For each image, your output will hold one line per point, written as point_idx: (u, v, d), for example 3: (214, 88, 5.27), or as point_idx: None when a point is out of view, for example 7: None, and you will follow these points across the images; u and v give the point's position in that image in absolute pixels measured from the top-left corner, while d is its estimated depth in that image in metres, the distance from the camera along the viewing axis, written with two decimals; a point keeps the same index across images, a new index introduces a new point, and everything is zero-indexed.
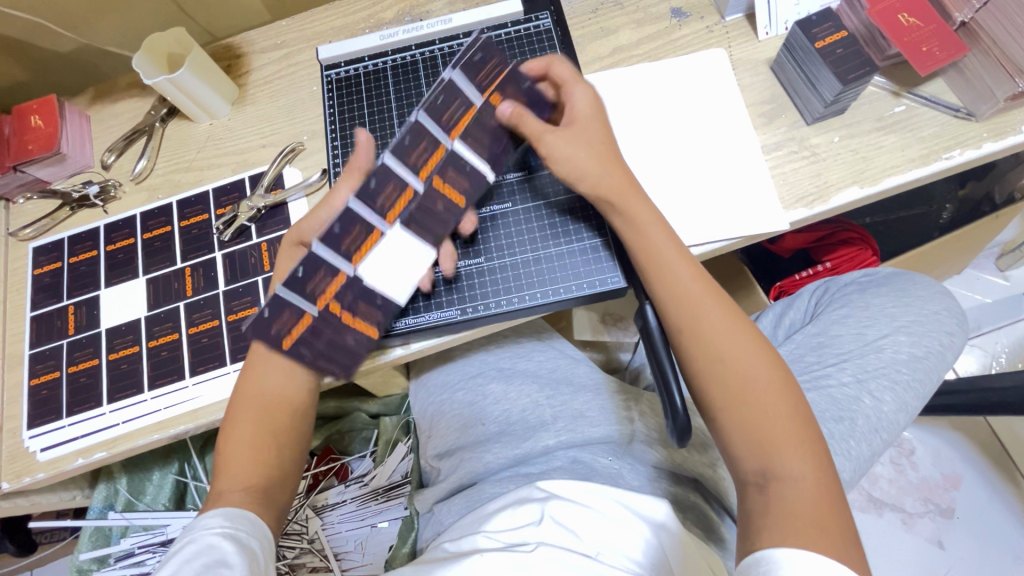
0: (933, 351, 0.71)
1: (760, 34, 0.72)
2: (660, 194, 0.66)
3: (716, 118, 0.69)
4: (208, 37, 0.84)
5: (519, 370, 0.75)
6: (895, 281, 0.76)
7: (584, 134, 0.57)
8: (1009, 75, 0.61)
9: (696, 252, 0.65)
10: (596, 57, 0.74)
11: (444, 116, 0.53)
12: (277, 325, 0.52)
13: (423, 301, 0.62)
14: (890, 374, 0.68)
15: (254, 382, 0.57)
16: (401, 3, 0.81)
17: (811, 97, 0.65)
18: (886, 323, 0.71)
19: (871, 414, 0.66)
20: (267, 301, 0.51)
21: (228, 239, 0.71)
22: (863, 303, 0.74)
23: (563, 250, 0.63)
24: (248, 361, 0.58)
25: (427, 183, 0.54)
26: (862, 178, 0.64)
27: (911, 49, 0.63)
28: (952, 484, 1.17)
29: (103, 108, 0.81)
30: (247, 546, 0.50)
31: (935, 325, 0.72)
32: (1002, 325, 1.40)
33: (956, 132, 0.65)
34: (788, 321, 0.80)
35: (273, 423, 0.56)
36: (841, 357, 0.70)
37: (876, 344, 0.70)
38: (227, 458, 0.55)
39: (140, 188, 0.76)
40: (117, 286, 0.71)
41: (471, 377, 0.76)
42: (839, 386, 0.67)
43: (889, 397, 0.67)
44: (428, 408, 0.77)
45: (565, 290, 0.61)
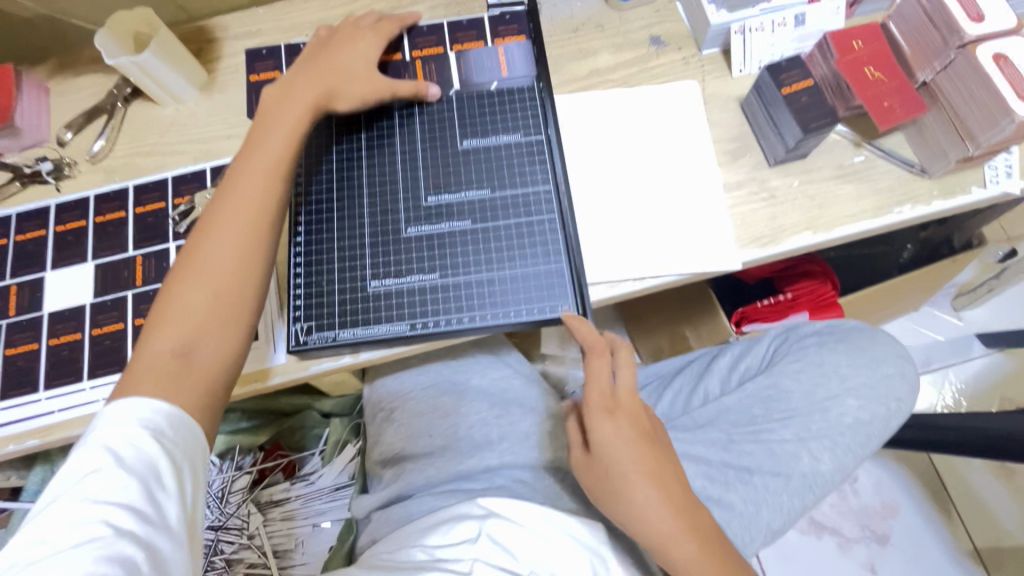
0: (879, 416, 0.74)
1: (734, 71, 0.73)
2: (608, 222, 0.67)
3: (682, 149, 0.70)
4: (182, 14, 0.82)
5: (472, 387, 0.73)
6: (856, 335, 0.78)
7: (614, 478, 0.57)
8: (960, 139, 0.62)
9: (650, 282, 0.65)
10: (571, 78, 0.75)
11: (418, 40, 0.72)
12: (258, 64, 0.77)
13: (375, 315, 0.62)
14: (832, 437, 0.72)
15: (181, 293, 0.53)
16: (382, 3, 0.81)
17: (775, 141, 0.67)
18: (837, 384, 0.74)
19: (807, 472, 0.70)
20: (270, 48, 0.78)
21: (184, 230, 0.70)
22: (818, 359, 0.75)
23: (517, 271, 0.64)
24: (171, 279, 0.54)
25: (414, 58, 0.71)
26: (816, 224, 0.66)
27: (873, 104, 0.64)
28: (890, 512, 1.22)
29: (67, 80, 0.79)
30: (139, 449, 0.47)
31: (872, 371, 0.75)
32: (954, 364, 1.46)
33: (909, 187, 0.67)
34: (743, 366, 0.77)
35: (214, 338, 0.53)
36: (789, 413, 0.73)
37: (824, 404, 0.73)
38: (143, 354, 0.51)
39: (97, 168, 0.75)
40: (63, 270, 0.70)
41: (425, 388, 0.74)
42: (781, 441, 0.71)
43: (827, 457, 0.71)
44: (377, 413, 0.75)
45: (522, 314, 0.62)
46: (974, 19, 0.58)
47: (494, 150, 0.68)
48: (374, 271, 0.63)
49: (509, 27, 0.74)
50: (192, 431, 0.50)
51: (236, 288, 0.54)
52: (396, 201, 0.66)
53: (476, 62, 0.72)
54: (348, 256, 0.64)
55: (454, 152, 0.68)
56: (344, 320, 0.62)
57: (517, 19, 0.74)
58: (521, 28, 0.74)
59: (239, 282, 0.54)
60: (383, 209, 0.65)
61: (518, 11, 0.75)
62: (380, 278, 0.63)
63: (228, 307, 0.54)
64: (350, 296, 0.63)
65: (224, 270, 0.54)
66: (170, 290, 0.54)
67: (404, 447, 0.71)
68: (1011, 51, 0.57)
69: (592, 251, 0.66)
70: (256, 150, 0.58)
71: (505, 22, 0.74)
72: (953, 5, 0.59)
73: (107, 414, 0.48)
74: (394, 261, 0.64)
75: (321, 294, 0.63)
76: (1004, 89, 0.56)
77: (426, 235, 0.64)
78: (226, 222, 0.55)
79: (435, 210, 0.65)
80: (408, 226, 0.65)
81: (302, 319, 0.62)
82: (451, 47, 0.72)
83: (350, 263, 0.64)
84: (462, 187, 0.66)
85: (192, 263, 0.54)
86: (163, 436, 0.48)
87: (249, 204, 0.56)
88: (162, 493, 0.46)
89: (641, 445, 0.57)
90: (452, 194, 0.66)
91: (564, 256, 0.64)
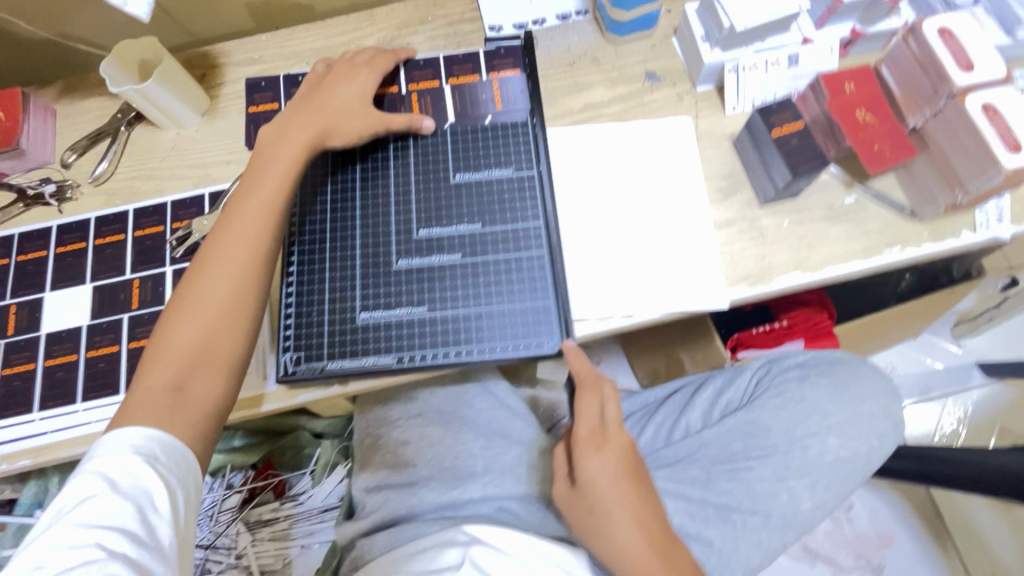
0: (861, 453, 0.74)
1: (727, 109, 0.73)
2: (596, 259, 0.67)
3: (673, 185, 0.70)
4: (186, 34, 0.89)
5: (459, 416, 0.73)
6: (838, 369, 0.78)
7: (595, 511, 0.57)
8: (949, 185, 0.62)
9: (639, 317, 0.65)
10: (566, 111, 0.75)
11: (414, 73, 0.74)
12: (256, 96, 0.79)
13: (362, 347, 0.63)
14: (813, 475, 0.73)
15: (178, 326, 0.54)
16: (383, 32, 0.83)
17: (765, 180, 0.67)
18: (818, 422, 0.74)
19: (786, 511, 0.71)
20: (269, 79, 0.80)
21: (181, 255, 0.71)
22: (800, 394, 0.75)
23: (504, 308, 0.64)
24: (171, 312, 0.55)
25: (410, 91, 0.73)
26: (804, 264, 0.66)
27: (863, 147, 0.64)
28: (885, 542, 1.21)
29: (74, 102, 0.81)
30: (134, 474, 0.48)
31: (858, 411, 0.75)
32: (953, 392, 1.46)
33: (899, 229, 0.67)
34: (725, 399, 0.77)
35: (205, 371, 0.54)
36: (769, 450, 0.73)
37: (803, 442, 0.73)
38: (140, 384, 0.53)
39: (98, 191, 0.76)
40: (62, 291, 0.71)
41: (412, 416, 0.75)
42: (760, 480, 0.71)
43: (807, 496, 0.72)
44: (365, 438, 0.76)
45: (509, 347, 0.63)
46: (963, 68, 0.58)
47: (486, 185, 0.69)
48: (364, 302, 0.64)
49: (504, 61, 0.76)
50: (184, 456, 0.52)
51: (230, 319, 0.55)
52: (389, 233, 0.67)
53: (470, 95, 0.73)
54: (338, 287, 0.65)
55: (447, 185, 0.69)
56: (332, 351, 0.63)
57: (512, 53, 0.77)
58: (515, 62, 0.76)
59: (233, 313, 0.55)
60: (374, 241, 0.66)
61: (513, 48, 0.78)
62: (369, 310, 0.64)
63: (222, 337, 0.55)
64: (338, 327, 0.63)
65: (219, 302, 0.55)
66: (168, 323, 0.55)
67: (390, 472, 0.72)
68: (999, 102, 0.57)
69: (581, 284, 0.66)
70: (253, 188, 0.60)
71: (500, 57, 0.77)
72: (943, 54, 0.59)
73: (105, 444, 0.50)
74: (384, 293, 0.64)
75: (311, 325, 0.63)
76: (992, 139, 0.56)
77: (416, 268, 0.65)
78: (221, 256, 0.56)
79: (425, 242, 0.66)
80: (399, 259, 0.66)
81: (291, 349, 0.63)
82: (447, 80, 0.74)
83: (340, 294, 0.64)
84: (453, 221, 0.67)
85: (188, 297, 0.55)
86: (157, 461, 0.50)
87: (243, 238, 0.57)
88: (156, 516, 0.48)
89: (626, 482, 0.58)
90: (443, 228, 0.67)
91: (551, 294, 0.65)
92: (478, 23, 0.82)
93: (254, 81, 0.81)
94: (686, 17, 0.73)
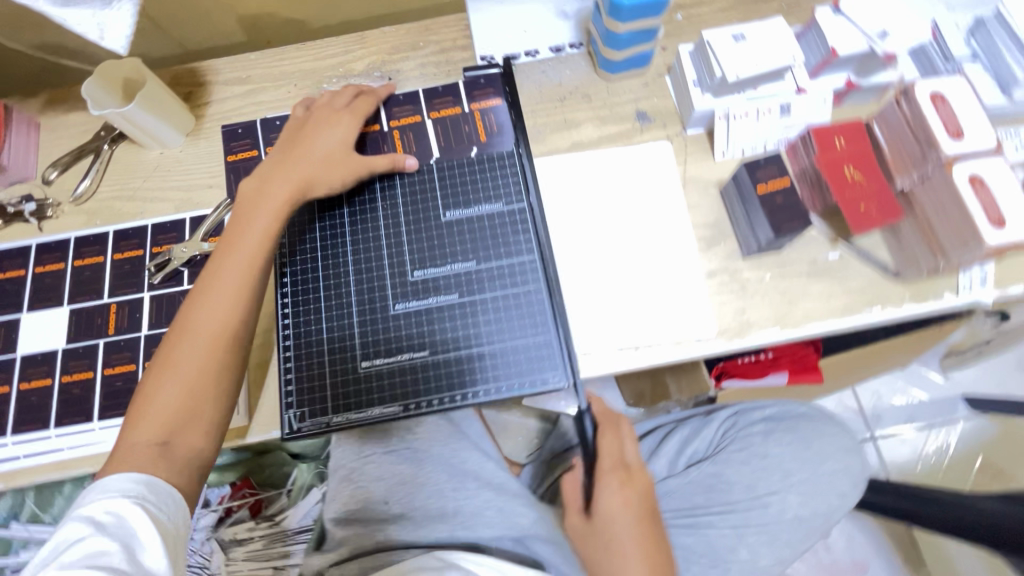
0: (820, 512, 0.78)
1: (717, 155, 0.72)
2: (591, 293, 0.68)
3: (658, 232, 0.70)
4: (178, 47, 0.90)
5: (433, 455, 0.74)
6: (803, 424, 0.82)
7: (604, 541, 0.61)
8: (933, 253, 0.62)
9: (630, 363, 0.66)
10: (553, 149, 0.75)
11: (396, 109, 0.73)
12: (235, 144, 0.77)
13: (367, 395, 0.62)
14: (771, 530, 0.77)
15: (162, 385, 0.53)
16: (373, 56, 0.81)
17: (749, 236, 0.67)
18: (779, 479, 0.78)
19: (745, 564, 0.77)
20: (246, 125, 0.78)
21: (159, 282, 0.71)
22: (763, 449, 0.79)
23: (505, 345, 0.64)
24: (152, 371, 0.54)
25: (392, 128, 0.72)
26: (784, 320, 0.66)
27: (849, 207, 0.63)
28: (860, 570, 1.23)
29: (58, 116, 0.80)
30: (123, 517, 0.47)
31: (819, 473, 0.79)
32: (939, 424, 1.46)
33: (882, 289, 0.66)
34: (691, 449, 0.83)
35: (194, 423, 0.53)
36: (727, 506, 0.77)
37: (763, 499, 0.77)
38: (125, 446, 0.51)
39: (79, 210, 0.76)
40: (39, 313, 0.71)
41: (385, 451, 0.74)
42: (719, 533, 0.76)
43: (764, 551, 0.77)
44: (339, 470, 0.75)
45: (510, 387, 0.62)
46: (953, 135, 0.58)
47: (475, 221, 0.68)
48: (364, 351, 0.64)
49: (484, 90, 0.74)
50: (171, 495, 0.50)
51: (211, 378, 0.54)
52: (383, 277, 0.66)
53: (453, 128, 0.72)
54: (336, 334, 0.64)
55: (438, 224, 0.68)
56: (337, 404, 0.62)
57: (492, 81, 0.75)
58: (496, 89, 0.74)
59: (213, 371, 0.54)
60: (369, 287, 0.66)
61: (493, 75, 0.75)
62: (370, 357, 0.64)
63: (203, 398, 0.53)
64: (342, 377, 0.63)
65: (199, 363, 0.54)
66: (150, 383, 0.54)
67: (361, 506, 0.72)
68: (986, 173, 0.57)
69: (581, 324, 0.67)
70: (233, 243, 0.59)
71: (480, 85, 0.75)
72: (933, 121, 0.58)
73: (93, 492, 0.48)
74: (384, 338, 0.64)
75: (312, 375, 0.63)
76: (976, 213, 0.56)
77: (414, 312, 0.65)
78: (202, 317, 0.55)
79: (421, 284, 0.66)
80: (396, 303, 0.65)
81: (294, 407, 0.62)
82: (429, 114, 0.73)
83: (339, 342, 0.64)
84: (448, 260, 0.67)
85: (165, 362, 0.54)
86: (147, 502, 0.48)
87: (225, 295, 0.56)
88: (145, 558, 0.46)
89: (641, 516, 0.62)
90: (439, 267, 0.66)
91: (551, 326, 0.64)
92: (470, 52, 0.80)
93: (232, 127, 0.78)
94: (680, 58, 0.72)
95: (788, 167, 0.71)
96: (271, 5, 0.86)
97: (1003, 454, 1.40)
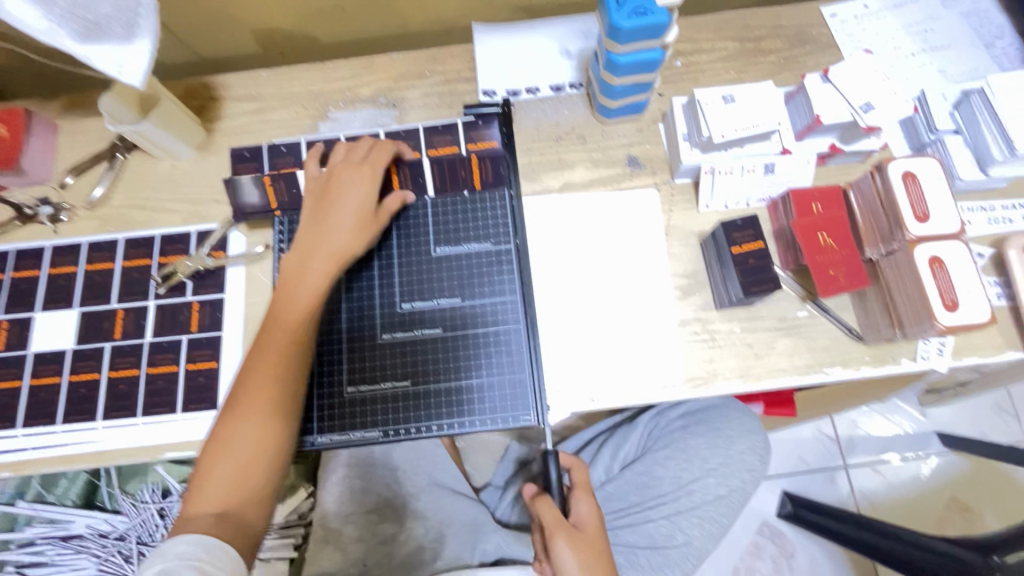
0: (737, 489, 0.85)
1: (700, 206, 0.75)
2: (563, 333, 0.71)
3: (638, 277, 0.73)
4: (193, 54, 0.93)
5: (408, 508, 0.86)
6: (715, 417, 0.86)
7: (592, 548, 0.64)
8: (891, 323, 0.65)
9: (594, 406, 0.69)
10: (546, 187, 0.78)
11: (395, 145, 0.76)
12: (241, 166, 0.77)
13: (351, 420, 0.67)
14: (699, 512, 0.83)
15: (229, 443, 0.57)
16: (380, 83, 0.84)
17: (723, 290, 0.70)
18: (699, 467, 0.84)
19: (683, 549, 0.82)
20: (252, 148, 0.78)
21: (164, 292, 0.75)
22: (683, 444, 0.85)
23: (485, 380, 0.69)
24: (217, 434, 0.58)
25: None
26: (747, 372, 0.70)
27: (818, 270, 0.66)
28: None
29: (76, 120, 0.83)
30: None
31: (739, 467, 0.85)
32: (912, 456, 1.48)
33: (843, 349, 0.70)
34: (623, 452, 0.88)
35: (250, 476, 0.57)
36: (658, 498, 0.84)
37: (688, 487, 0.83)
38: (193, 502, 0.55)
39: (93, 215, 0.80)
40: (51, 312, 0.75)
41: (363, 512, 0.86)
42: (654, 522, 0.82)
43: (696, 532, 0.82)
44: (318, 531, 0.85)
45: (493, 421, 0.67)
46: (918, 218, 0.61)
47: (463, 258, 0.73)
48: (350, 377, 0.69)
49: (482, 131, 0.77)
50: (223, 550, 0.52)
51: (268, 453, 0.58)
52: (374, 310, 0.71)
53: (449, 172, 0.74)
54: (326, 361, 0.69)
55: (428, 257, 0.73)
56: (321, 424, 0.67)
57: (490, 123, 0.77)
58: (494, 130, 0.76)
59: (270, 449, 0.58)
60: (359, 316, 0.70)
61: (490, 115, 0.78)
62: (355, 383, 0.68)
63: (259, 468, 0.57)
64: (327, 400, 0.68)
65: (256, 440, 0.57)
66: (216, 444, 0.57)
67: (338, 567, 0.83)
68: (946, 256, 0.60)
69: (554, 362, 0.70)
70: (281, 304, 0.63)
71: (478, 127, 0.77)
72: (903, 200, 0.62)
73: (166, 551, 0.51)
74: (370, 367, 0.69)
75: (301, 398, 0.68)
76: (932, 295, 0.59)
77: (400, 342, 0.70)
78: (252, 394, 0.59)
79: (408, 316, 0.70)
80: (383, 333, 0.70)
81: None
82: (428, 151, 0.76)
83: (329, 368, 0.69)
84: (434, 295, 0.71)
85: (221, 440, 0.57)
86: (202, 562, 0.50)
87: (271, 354, 0.61)
88: None
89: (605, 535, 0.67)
90: (424, 301, 0.71)
91: (527, 367, 0.69)
92: (473, 85, 0.83)
93: (238, 150, 0.78)
94: (674, 109, 0.75)
95: (767, 224, 0.75)
96: (286, 22, 0.89)
97: (968, 491, 1.46)
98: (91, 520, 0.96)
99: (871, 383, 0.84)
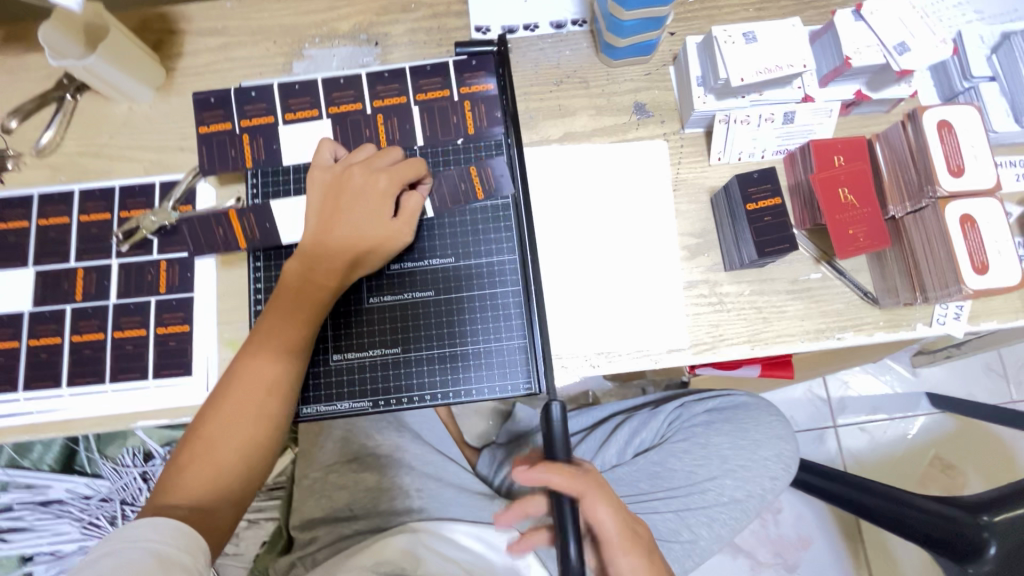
0: (755, 494, 0.77)
1: (712, 158, 0.69)
2: (564, 291, 0.67)
3: (644, 235, 0.68)
4: None
5: (395, 459, 0.82)
6: (742, 414, 0.80)
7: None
8: (911, 286, 0.62)
9: (596, 370, 0.66)
10: (545, 138, 0.71)
11: (378, 88, 0.69)
12: (207, 115, 0.69)
13: (339, 390, 0.63)
14: (710, 512, 0.76)
15: (212, 426, 0.54)
16: (360, 17, 0.75)
17: (733, 251, 0.65)
18: (718, 465, 0.77)
19: (686, 546, 0.74)
20: (218, 94, 0.69)
21: (127, 250, 0.69)
22: (704, 439, 0.78)
23: (482, 347, 0.64)
24: (203, 414, 0.55)
25: (375, 111, 0.68)
26: (756, 338, 0.66)
27: (837, 229, 0.61)
28: (804, 544, 1.31)
29: (15, 55, 0.74)
30: (131, 561, 0.45)
31: (762, 471, 0.78)
32: (899, 417, 1.49)
33: (857, 313, 0.66)
34: (638, 440, 0.80)
35: (231, 466, 0.53)
36: (670, 491, 0.76)
37: (702, 486, 0.76)
38: (170, 485, 0.52)
39: (42, 163, 0.72)
40: (3, 272, 0.69)
41: (346, 463, 0.83)
42: (663, 518, 0.74)
43: (705, 532, 0.75)
44: (303, 480, 0.84)
45: (491, 391, 0.63)
46: (952, 171, 0.56)
47: (459, 215, 0.67)
48: (336, 344, 0.64)
49: (475, 73, 0.69)
50: (176, 527, 0.48)
51: (251, 455, 0.54)
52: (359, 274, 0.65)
53: (440, 117, 0.68)
54: None
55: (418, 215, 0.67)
56: (307, 395, 0.63)
57: (484, 64, 0.69)
58: (488, 71, 0.69)
59: (256, 437, 0.54)
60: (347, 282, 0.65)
61: (485, 54, 0.70)
62: (342, 351, 0.64)
63: (243, 455, 0.54)
64: (311, 369, 0.63)
65: (240, 430, 0.54)
66: (201, 426, 0.54)
67: (325, 513, 0.81)
68: (977, 214, 0.56)
69: (557, 325, 0.66)
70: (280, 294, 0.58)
71: (470, 68, 0.69)
72: (936, 152, 0.56)
73: (118, 534, 0.47)
74: (358, 334, 0.64)
75: None
76: (960, 258, 0.55)
77: (389, 308, 0.65)
78: (235, 382, 0.55)
79: (398, 278, 0.65)
80: (371, 297, 0.65)
81: None
82: (416, 95, 0.68)
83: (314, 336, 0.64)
84: (426, 256, 0.65)
85: (201, 438, 0.53)
86: (149, 542, 0.46)
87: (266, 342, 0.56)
88: None
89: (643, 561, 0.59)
90: (416, 262, 0.65)
91: (527, 332, 0.64)
92: (465, 21, 0.74)
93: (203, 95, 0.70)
94: (687, 50, 0.67)
95: (783, 178, 0.70)
96: None
97: (952, 449, 1.48)
98: (70, 485, 0.93)
99: (876, 347, 0.81)
